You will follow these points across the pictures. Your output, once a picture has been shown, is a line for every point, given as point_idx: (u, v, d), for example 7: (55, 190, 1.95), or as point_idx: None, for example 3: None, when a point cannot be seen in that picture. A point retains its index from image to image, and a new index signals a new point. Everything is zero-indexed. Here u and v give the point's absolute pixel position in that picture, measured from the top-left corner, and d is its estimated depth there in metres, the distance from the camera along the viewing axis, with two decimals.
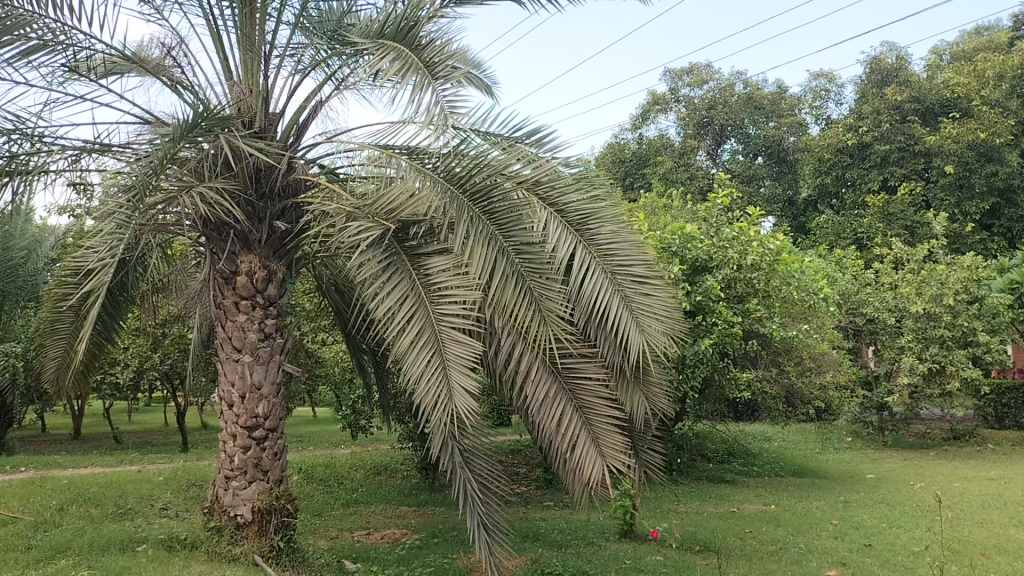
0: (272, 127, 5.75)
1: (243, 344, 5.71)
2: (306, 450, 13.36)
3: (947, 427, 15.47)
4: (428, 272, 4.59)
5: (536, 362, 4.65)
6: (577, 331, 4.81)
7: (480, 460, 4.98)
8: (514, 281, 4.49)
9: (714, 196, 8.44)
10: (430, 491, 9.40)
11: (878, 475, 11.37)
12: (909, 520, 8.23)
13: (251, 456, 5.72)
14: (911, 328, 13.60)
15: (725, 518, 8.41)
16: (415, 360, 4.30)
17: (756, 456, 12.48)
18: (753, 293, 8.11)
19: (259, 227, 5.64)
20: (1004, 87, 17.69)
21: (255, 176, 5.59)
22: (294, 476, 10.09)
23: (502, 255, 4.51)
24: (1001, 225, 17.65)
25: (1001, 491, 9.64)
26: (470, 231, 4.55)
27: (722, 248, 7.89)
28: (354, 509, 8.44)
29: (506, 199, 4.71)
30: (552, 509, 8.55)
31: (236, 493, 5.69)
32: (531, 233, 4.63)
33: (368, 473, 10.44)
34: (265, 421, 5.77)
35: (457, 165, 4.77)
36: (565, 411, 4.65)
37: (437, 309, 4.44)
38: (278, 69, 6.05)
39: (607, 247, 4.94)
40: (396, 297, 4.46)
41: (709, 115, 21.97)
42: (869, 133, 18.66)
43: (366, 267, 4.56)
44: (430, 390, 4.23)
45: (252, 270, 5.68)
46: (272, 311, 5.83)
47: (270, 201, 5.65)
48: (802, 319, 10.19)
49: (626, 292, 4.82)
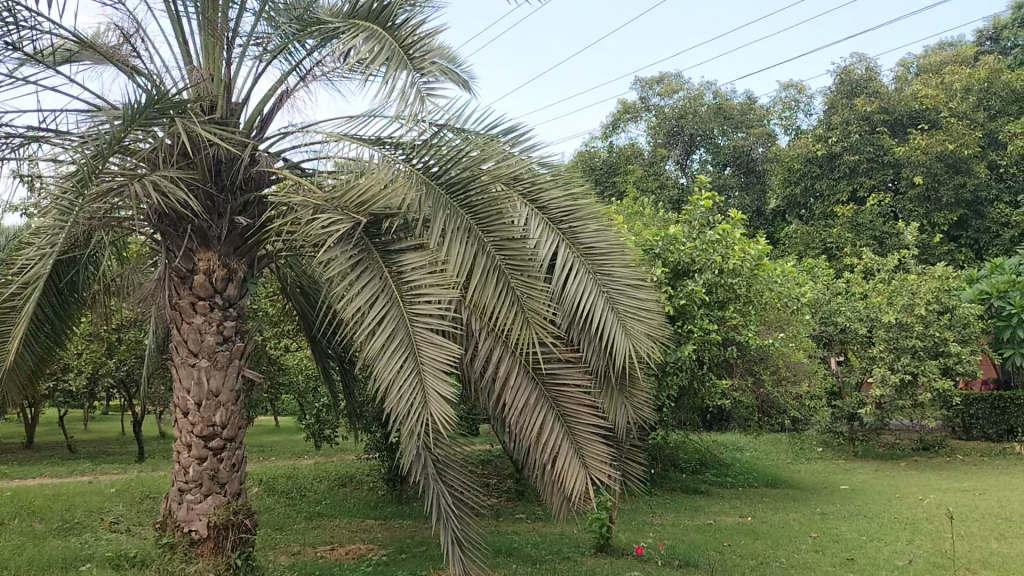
0: (234, 117, 5.44)
1: (200, 348, 5.35)
2: (267, 461, 12.91)
3: (916, 437, 15.42)
4: (402, 269, 4.28)
5: (516, 367, 4.36)
6: (559, 334, 4.53)
7: (454, 472, 4.67)
8: (493, 280, 4.23)
9: (696, 198, 8.07)
10: (397, 503, 9.04)
11: (852, 486, 11.22)
12: (888, 533, 8.05)
13: (206, 468, 5.36)
14: (882, 338, 13.55)
15: (702, 530, 8.17)
16: (386, 364, 3.99)
17: (728, 466, 12.28)
18: (734, 299, 7.90)
19: (219, 222, 5.30)
20: (971, 100, 17.89)
21: (214, 169, 5.25)
22: (254, 488, 9.68)
23: (481, 254, 4.26)
24: (968, 237, 17.74)
25: (978, 503, 9.52)
26: (447, 226, 4.28)
27: (705, 252, 7.66)
28: (318, 522, 8.07)
29: (484, 193, 4.44)
30: (525, 522, 8.25)
31: (190, 507, 5.32)
32: (512, 230, 4.37)
33: (332, 484, 10.06)
34: (223, 430, 5.42)
35: (433, 159, 4.49)
36: (546, 419, 4.36)
37: (412, 309, 4.13)
38: (242, 56, 5.71)
39: (591, 247, 4.70)
40: (366, 296, 4.14)
41: (679, 124, 21.84)
42: (839, 143, 18.67)
43: (335, 264, 4.23)
44: (403, 398, 3.91)
45: (211, 269, 5.32)
46: (231, 313, 5.48)
47: (230, 194, 5.32)
48: (778, 327, 10.06)
49: (611, 294, 4.58)
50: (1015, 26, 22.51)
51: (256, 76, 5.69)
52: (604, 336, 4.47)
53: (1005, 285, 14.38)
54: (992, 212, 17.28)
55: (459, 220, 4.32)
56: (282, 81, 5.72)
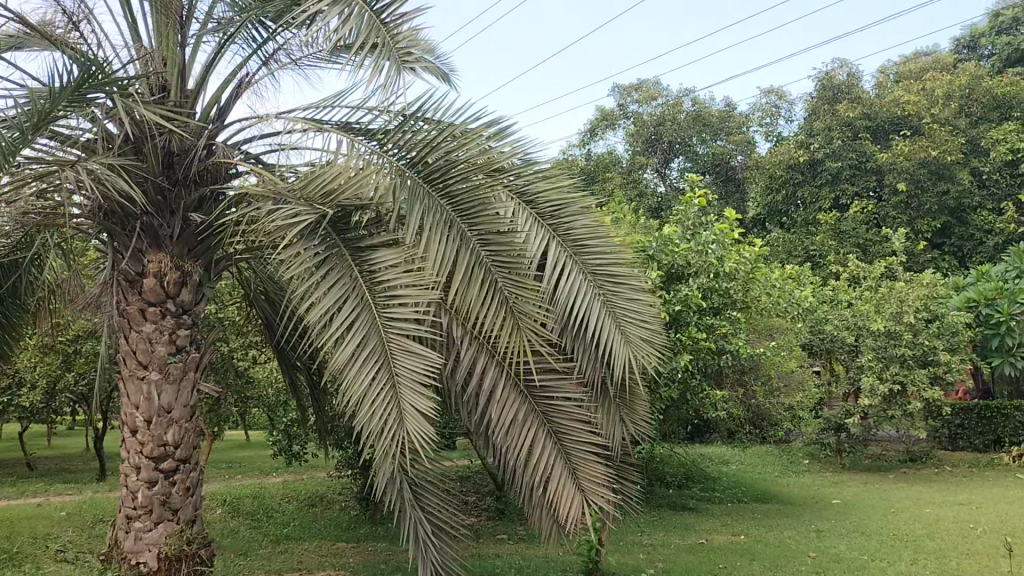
0: (188, 103, 4.94)
1: (150, 360, 4.82)
2: (233, 479, 12.31)
3: (902, 448, 15.10)
4: (374, 268, 3.78)
5: (503, 379, 3.91)
6: (552, 342, 4.07)
7: (432, 496, 4.20)
8: (478, 279, 3.77)
9: (689, 196, 7.62)
10: (370, 524, 8.51)
11: (844, 500, 10.83)
12: (891, 552, 7.64)
13: (157, 493, 4.82)
14: (870, 346, 13.20)
15: (694, 551, 7.73)
16: (357, 376, 3.51)
17: (715, 480, 11.85)
18: (731, 303, 7.47)
19: (171, 220, 4.79)
20: (953, 106, 17.60)
21: (166, 160, 4.76)
22: (218, 509, 9.11)
23: (465, 251, 3.79)
24: (952, 244, 17.49)
25: (978, 518, 9.14)
26: (426, 219, 3.80)
27: (701, 253, 7.24)
28: (285, 546, 7.52)
29: (466, 182, 3.94)
30: (507, 544, 7.76)
31: (138, 537, 4.78)
32: (501, 223, 3.90)
33: (301, 505, 9.48)
34: (175, 450, 4.89)
35: (408, 146, 4.01)
36: (536, 437, 3.92)
37: (385, 312, 3.65)
38: (198, 37, 5.19)
39: (587, 244, 4.22)
40: (334, 298, 3.64)
41: (658, 131, 21.49)
42: (821, 150, 18.41)
43: (297, 261, 3.72)
44: (376, 415, 3.45)
45: (162, 271, 4.79)
46: (186, 320, 4.95)
47: (184, 188, 4.81)
48: (768, 335, 9.80)
49: (610, 296, 4.12)
50: (992, 34, 22.45)
51: (214, 60, 5.18)
52: (603, 344, 4.02)
53: (992, 293, 14.17)
54: (976, 220, 17.08)
55: (442, 211, 3.86)
56: (244, 66, 5.23)
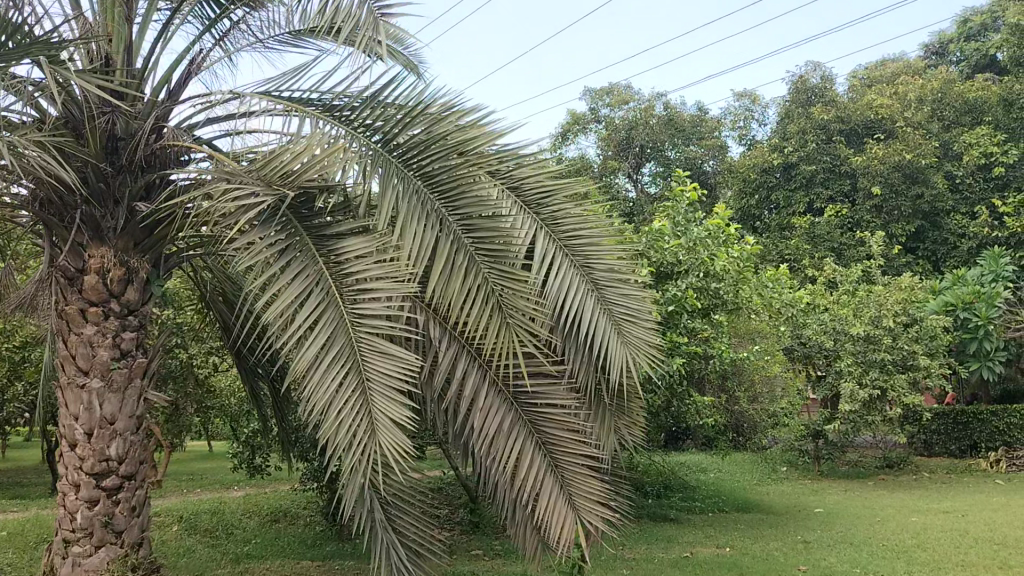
0: (136, 82, 4.43)
1: (90, 365, 4.33)
2: (190, 493, 11.70)
3: (879, 454, 14.89)
4: (342, 258, 3.35)
5: (485, 385, 3.54)
6: (541, 344, 3.68)
7: (406, 513, 3.81)
8: (461, 272, 3.36)
9: (679, 190, 7.27)
10: (337, 540, 8.03)
11: (827, 509, 10.53)
12: (882, 563, 7.33)
13: (99, 513, 4.34)
14: (850, 351, 12.86)
15: (680, 565, 7.37)
16: (321, 381, 3.11)
17: (694, 489, 11.50)
18: (720, 304, 7.09)
19: (115, 211, 4.32)
20: (926, 110, 17.59)
21: (110, 145, 4.29)
22: (173, 526, 8.56)
23: (444, 240, 3.37)
24: (926, 249, 17.38)
25: (967, 527, 8.90)
26: (401, 204, 3.38)
27: (692, 251, 6.89)
28: (245, 567, 7.01)
29: (447, 162, 3.51)
30: (484, 560, 7.33)
31: (76, 563, 4.30)
32: (485, 208, 3.48)
33: (263, 520, 8.96)
34: (119, 466, 4.40)
35: (381, 121, 3.59)
36: (523, 450, 3.55)
37: (354, 308, 3.23)
38: (146, 11, 4.71)
39: (578, 235, 3.82)
40: (295, 293, 3.22)
41: (630, 135, 21.16)
42: (795, 153, 18.18)
43: (254, 250, 3.28)
44: (344, 428, 3.06)
45: (105, 268, 4.31)
46: (132, 322, 4.47)
47: (130, 174, 4.34)
48: (750, 340, 9.50)
49: (604, 292, 3.74)
50: (961, 40, 22.46)
51: (164, 37, 4.69)
52: (598, 346, 3.63)
53: (969, 297, 14.01)
54: (949, 224, 16.98)
55: (420, 193, 3.44)
56: (196, 42, 4.76)
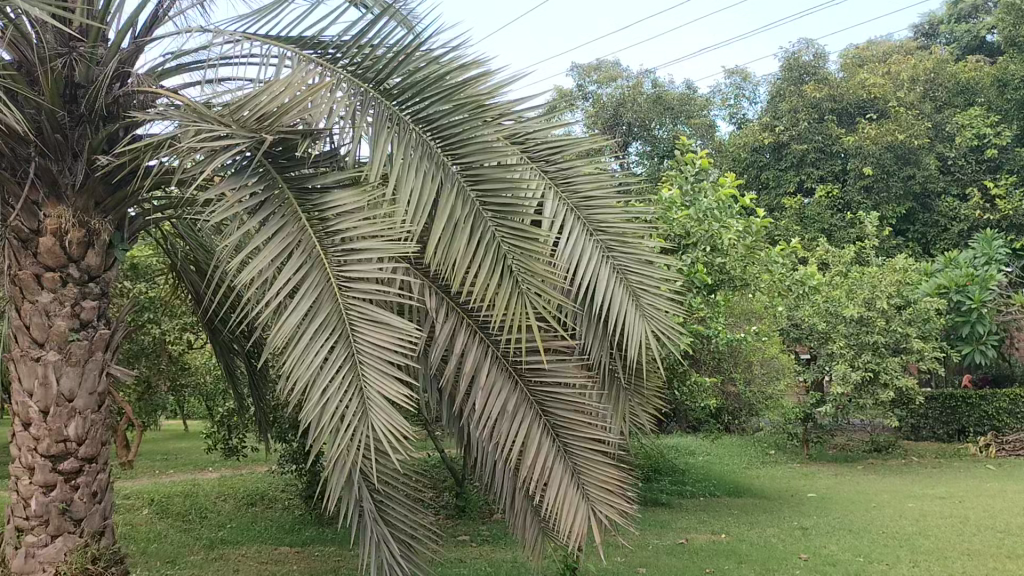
0: (98, 24, 3.98)
1: (46, 337, 3.90)
2: (162, 475, 11.27)
3: (867, 438, 14.69)
4: (329, 212, 2.95)
5: (487, 363, 3.20)
6: (552, 317, 3.32)
7: (399, 505, 3.45)
8: (465, 231, 2.98)
9: (689, 157, 6.92)
10: (317, 524, 7.67)
11: (820, 494, 10.29)
12: (886, 552, 7.06)
13: (55, 500, 3.92)
14: (842, 334, 12.60)
15: (676, 553, 7.06)
16: (304, 355, 2.73)
17: (684, 473, 11.21)
18: (727, 281, 6.80)
19: (73, 165, 3.90)
20: (918, 90, 17.27)
21: (67, 93, 3.86)
22: (143, 510, 8.15)
23: (444, 196, 3.00)
24: (916, 231, 17.18)
25: (968, 513, 8.66)
26: (399, 155, 3.00)
27: (702, 222, 6.57)
28: (219, 553, 6.62)
29: (448, 106, 3.12)
30: (472, 546, 6.99)
31: (29, 553, 3.88)
32: (492, 157, 3.10)
33: (239, 504, 8.56)
34: (78, 447, 3.98)
35: (373, 62, 3.18)
36: (529, 430, 3.21)
37: (341, 271, 2.85)
38: None
39: (592, 195, 3.45)
40: (274, 253, 2.83)
41: (617, 112, 20.76)
42: (786, 132, 17.85)
43: (226, 205, 2.88)
44: (333, 406, 2.69)
45: (63, 229, 3.87)
46: (93, 290, 4.04)
47: (90, 126, 3.92)
48: (747, 321, 9.17)
49: (622, 259, 3.37)
50: (951, 21, 22.17)
51: None
52: (614, 318, 3.29)
53: (964, 280, 13.84)
54: (940, 206, 16.74)
55: (416, 142, 3.07)
56: None
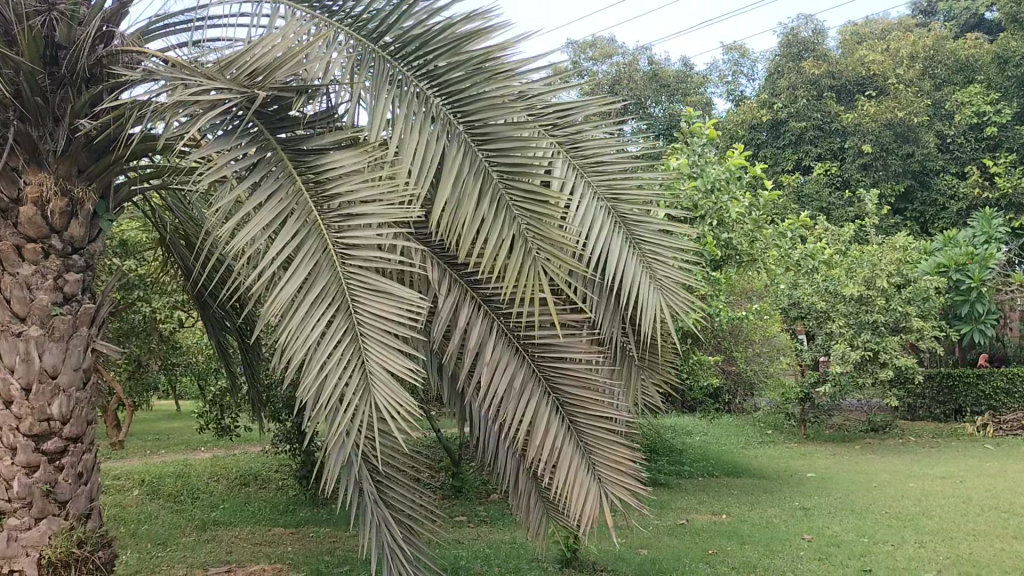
0: None
1: (28, 311, 3.70)
2: (154, 455, 11.12)
3: (864, 418, 14.61)
4: (327, 175, 2.77)
5: (492, 338, 3.04)
6: (562, 289, 3.17)
7: (402, 488, 3.30)
8: (473, 196, 2.82)
9: (698, 126, 6.72)
10: (311, 505, 7.53)
11: (819, 474, 10.20)
12: (890, 532, 6.95)
13: (39, 481, 3.75)
14: (841, 313, 12.48)
15: (677, 534, 6.95)
16: (301, 328, 2.57)
17: (681, 452, 11.10)
18: (734, 256, 6.69)
19: (55, 131, 3.70)
20: (918, 67, 17.05)
21: (48, 53, 3.66)
22: (134, 491, 8.00)
23: (449, 158, 2.84)
24: (914, 210, 17.01)
25: (971, 494, 8.56)
26: (402, 118, 2.83)
27: (709, 194, 6.42)
28: (211, 534, 6.47)
29: (452, 60, 2.93)
30: (470, 527, 6.87)
31: (12, 537, 3.69)
32: (499, 117, 2.93)
33: (231, 484, 8.42)
34: (62, 426, 3.80)
35: (372, 14, 2.98)
36: (538, 408, 3.05)
37: (340, 239, 2.68)
38: None
39: (605, 164, 3.29)
40: (269, 219, 2.66)
41: (613, 90, 20.53)
42: (784, 109, 17.67)
43: (216, 169, 2.70)
44: (333, 382, 2.53)
45: (44, 197, 3.67)
46: (77, 262, 3.85)
47: (72, 88, 3.72)
48: (749, 299, 9.04)
49: (636, 231, 3.21)
50: None
51: None
52: (628, 290, 3.13)
53: (963, 259, 13.74)
54: (939, 184, 16.58)
55: (417, 101, 2.89)
56: None
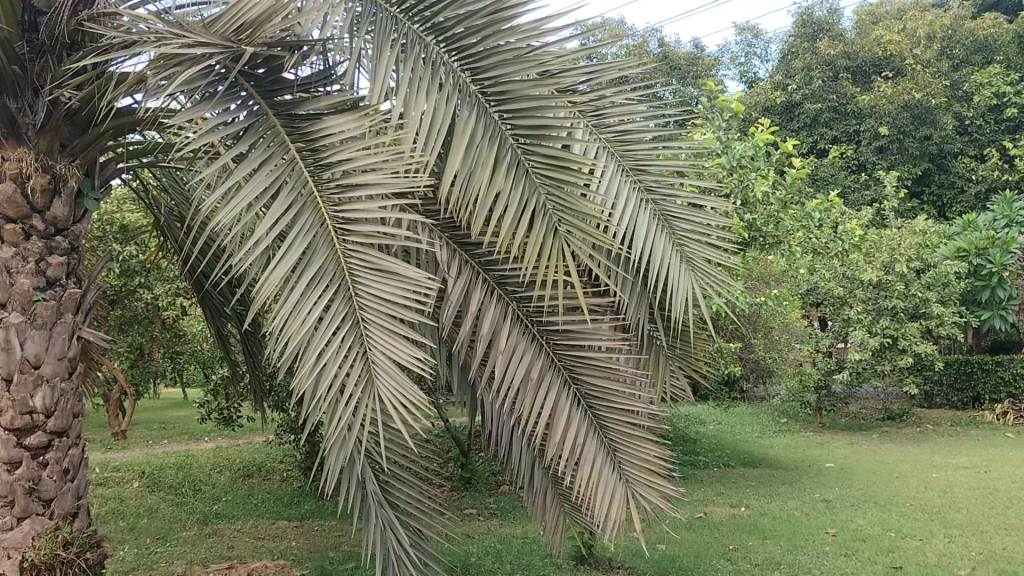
0: None
1: (8, 297, 3.44)
2: (157, 446, 10.90)
3: (880, 406, 14.30)
4: (326, 141, 2.50)
5: (507, 324, 2.78)
6: (583, 269, 2.91)
7: (411, 487, 3.05)
8: (488, 164, 2.56)
9: (723, 98, 6.40)
10: (317, 498, 7.30)
11: (838, 464, 9.92)
12: (917, 526, 6.68)
13: (20, 479, 3.50)
14: (860, 298, 12.18)
15: (694, 528, 6.69)
16: (298, 314, 2.31)
17: (695, 442, 10.84)
18: (757, 239, 6.41)
19: (34, 102, 3.45)
20: (936, 47, 16.67)
21: (28, 20, 3.41)
22: (134, 483, 7.77)
23: (459, 125, 2.57)
24: (931, 193, 16.61)
25: (997, 485, 8.28)
26: (406, 79, 2.57)
27: (735, 171, 6.17)
28: (213, 528, 6.24)
29: (460, 10, 2.63)
30: (479, 521, 6.63)
31: None
32: (513, 75, 2.64)
33: (234, 476, 8.18)
34: (45, 419, 3.54)
35: None
36: (557, 401, 2.78)
37: (339, 214, 2.41)
38: None
39: (631, 136, 3.01)
40: (261, 194, 2.40)
41: None
42: (799, 91, 17.32)
43: (203, 138, 2.44)
44: (332, 373, 2.28)
45: (23, 174, 3.41)
46: (61, 243, 3.59)
47: (52, 57, 3.46)
48: (769, 284, 8.77)
49: (666, 208, 2.94)
50: None
51: None
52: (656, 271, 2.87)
53: (983, 243, 13.44)
54: (957, 166, 16.21)
55: (424, 62, 2.61)
56: None
